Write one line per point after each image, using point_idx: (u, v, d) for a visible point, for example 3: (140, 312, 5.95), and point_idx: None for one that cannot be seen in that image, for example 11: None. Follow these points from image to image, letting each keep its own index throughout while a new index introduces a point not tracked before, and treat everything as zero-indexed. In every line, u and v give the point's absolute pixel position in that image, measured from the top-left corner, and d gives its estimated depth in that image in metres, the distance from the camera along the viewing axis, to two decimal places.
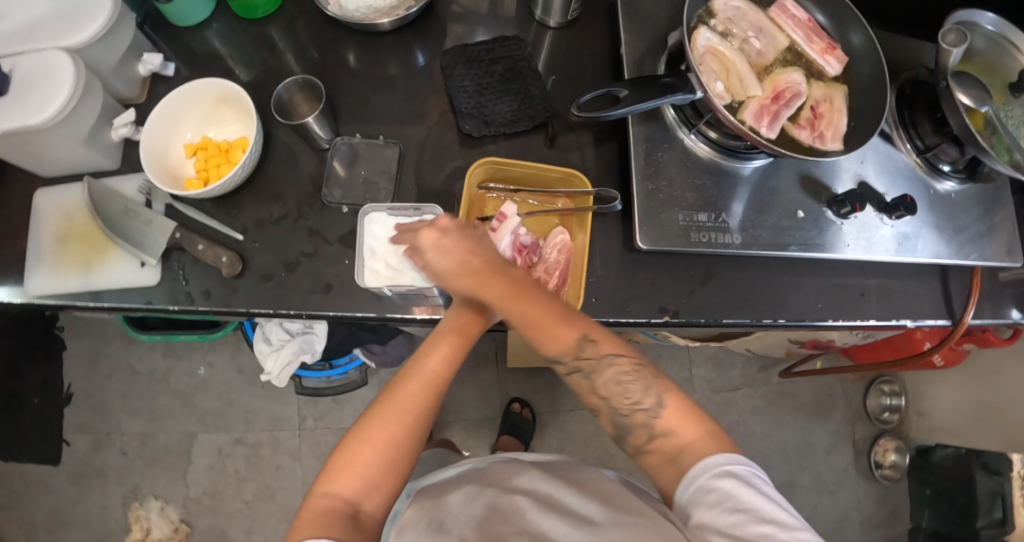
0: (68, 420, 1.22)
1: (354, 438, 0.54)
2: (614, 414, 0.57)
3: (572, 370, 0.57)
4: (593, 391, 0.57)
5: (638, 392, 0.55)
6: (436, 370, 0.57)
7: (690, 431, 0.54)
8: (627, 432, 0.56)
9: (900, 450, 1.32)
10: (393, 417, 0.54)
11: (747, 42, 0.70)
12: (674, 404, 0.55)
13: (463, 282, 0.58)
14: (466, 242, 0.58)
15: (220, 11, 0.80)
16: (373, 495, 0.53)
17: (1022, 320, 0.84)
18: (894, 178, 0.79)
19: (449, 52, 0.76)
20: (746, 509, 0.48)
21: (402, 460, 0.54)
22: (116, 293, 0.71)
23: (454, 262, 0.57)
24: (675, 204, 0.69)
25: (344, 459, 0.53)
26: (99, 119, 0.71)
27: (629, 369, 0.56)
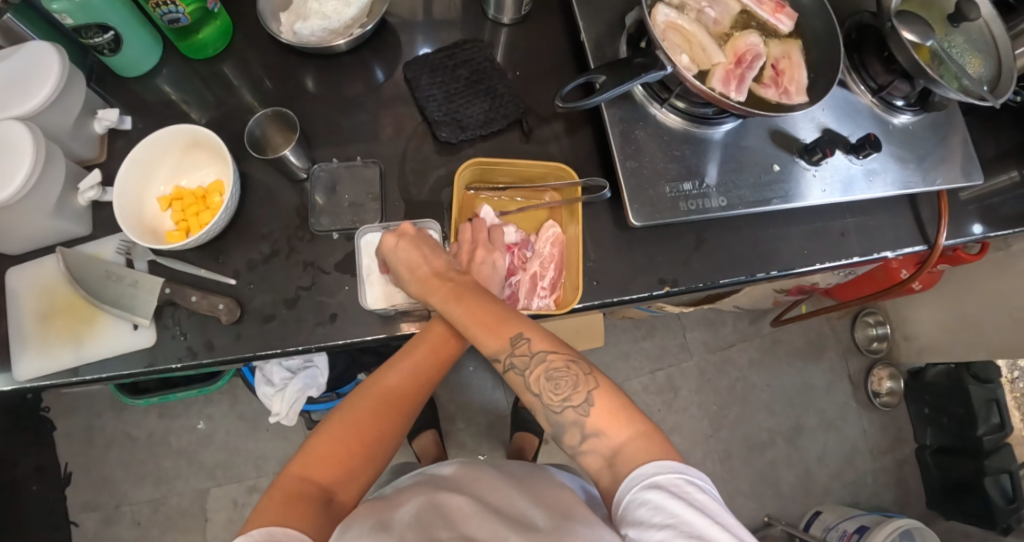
0: (72, 500, 1.17)
1: (331, 431, 0.58)
2: (548, 412, 0.57)
3: (507, 367, 0.59)
4: (526, 388, 0.58)
5: (566, 389, 0.56)
6: (420, 372, 0.62)
7: (617, 433, 0.54)
8: (561, 432, 0.57)
9: (894, 375, 1.39)
10: (369, 411, 0.59)
11: (702, 12, 0.72)
12: (602, 401, 0.55)
13: (423, 295, 0.62)
14: (420, 245, 0.63)
15: (168, 55, 0.77)
16: (344, 485, 0.57)
17: (984, 233, 0.89)
18: (855, 120, 0.82)
19: (412, 63, 0.75)
20: (673, 519, 0.47)
21: (376, 454, 0.59)
22: (114, 361, 0.69)
23: (410, 273, 0.63)
24: (660, 178, 0.71)
25: (317, 451, 0.57)
26: (65, 185, 0.68)
27: (560, 366, 0.57)
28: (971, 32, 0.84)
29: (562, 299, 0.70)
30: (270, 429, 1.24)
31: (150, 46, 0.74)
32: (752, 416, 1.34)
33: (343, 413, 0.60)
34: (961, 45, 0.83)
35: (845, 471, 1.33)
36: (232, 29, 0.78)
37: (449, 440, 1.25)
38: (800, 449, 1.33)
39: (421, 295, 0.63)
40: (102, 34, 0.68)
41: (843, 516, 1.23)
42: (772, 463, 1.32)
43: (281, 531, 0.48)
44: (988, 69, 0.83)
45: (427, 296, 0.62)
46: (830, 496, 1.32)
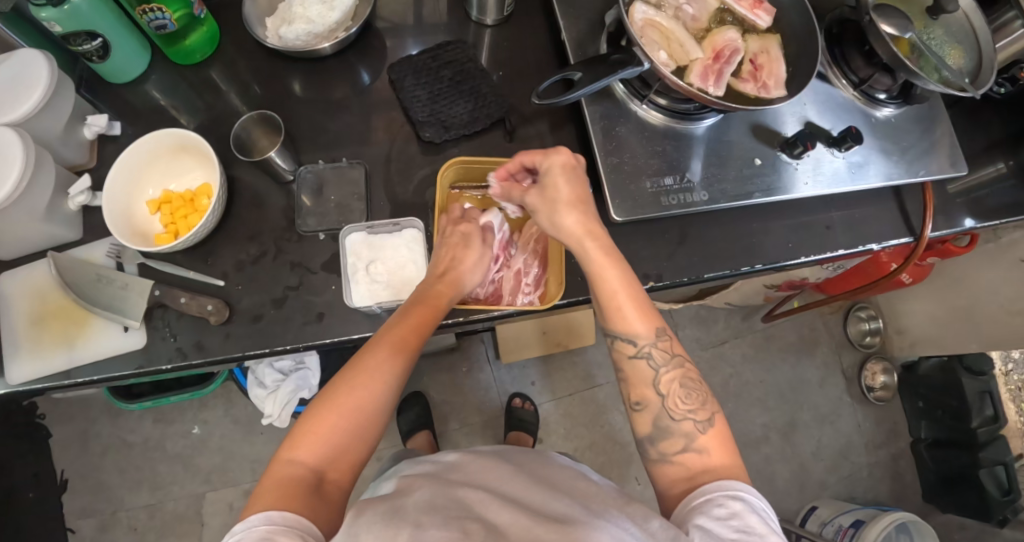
0: (68, 507, 1.18)
1: (319, 408, 0.55)
2: (662, 414, 0.59)
3: (641, 353, 0.61)
4: (652, 383, 0.60)
5: (692, 403, 0.59)
6: (400, 339, 0.60)
7: (718, 458, 0.57)
8: (662, 436, 0.58)
9: (887, 370, 1.39)
10: (356, 386, 0.56)
11: (680, 9, 0.74)
12: (717, 426, 0.59)
13: (580, 240, 0.62)
14: (579, 185, 0.65)
15: (156, 62, 0.79)
16: (336, 463, 0.54)
17: (974, 226, 0.90)
18: (837, 114, 0.83)
19: (396, 65, 0.76)
20: (750, 531, 0.49)
21: (366, 429, 0.56)
22: (105, 363, 0.69)
23: (580, 215, 0.63)
24: (640, 173, 0.72)
25: (307, 428, 0.54)
26: (55, 190, 0.69)
27: (692, 377, 0.61)
28: (950, 24, 0.85)
29: (545, 295, 0.71)
30: (264, 433, 1.25)
31: (139, 52, 0.76)
32: (746, 412, 1.34)
33: (331, 389, 0.57)
34: (940, 37, 0.84)
35: (840, 465, 1.34)
36: (218, 35, 0.79)
37: (444, 441, 1.25)
38: (794, 445, 1.33)
39: (576, 238, 0.63)
40: (90, 42, 0.69)
41: (839, 510, 1.23)
42: (767, 459, 1.32)
43: (281, 514, 0.47)
44: (969, 61, 0.84)
45: (585, 244, 0.62)
46: (826, 490, 1.32)
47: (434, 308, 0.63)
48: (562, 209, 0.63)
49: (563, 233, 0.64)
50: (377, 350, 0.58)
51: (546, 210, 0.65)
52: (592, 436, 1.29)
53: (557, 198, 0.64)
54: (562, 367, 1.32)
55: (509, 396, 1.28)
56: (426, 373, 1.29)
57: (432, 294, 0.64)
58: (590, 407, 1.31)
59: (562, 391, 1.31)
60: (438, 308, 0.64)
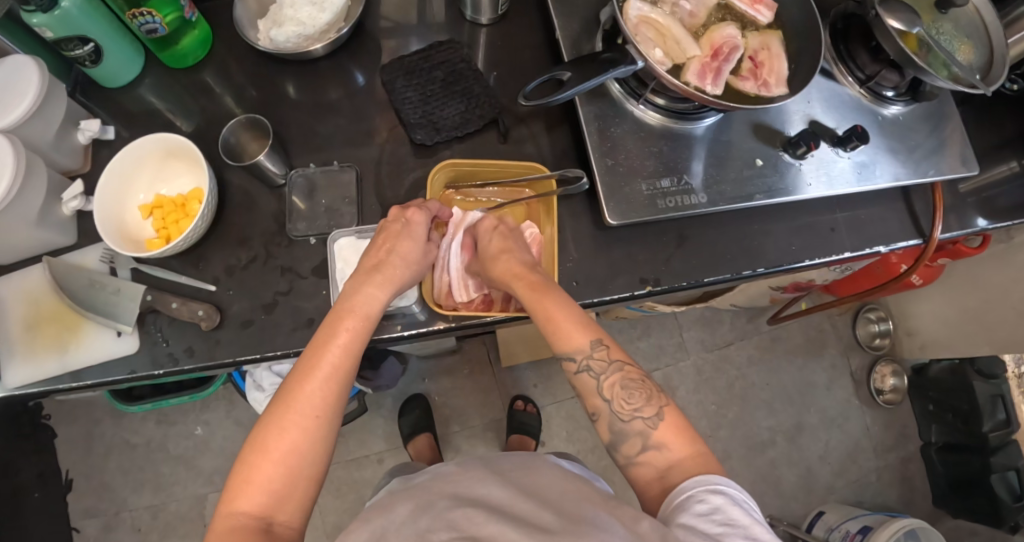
0: (73, 508, 1.19)
1: (252, 453, 0.51)
2: (613, 419, 0.59)
3: (583, 368, 0.60)
4: (597, 391, 0.60)
5: (638, 402, 0.58)
6: (330, 367, 0.55)
7: (679, 450, 0.56)
8: (621, 441, 0.58)
9: (897, 372, 1.36)
10: (289, 425, 0.52)
11: (677, 5, 0.72)
12: (670, 418, 0.58)
13: (508, 282, 0.65)
14: (503, 239, 0.68)
15: (149, 65, 0.78)
16: (285, 505, 0.51)
17: (987, 226, 0.87)
18: (842, 112, 0.81)
19: (388, 67, 0.75)
20: (734, 524, 0.48)
21: (307, 465, 0.52)
22: (99, 368, 0.69)
23: (506, 259, 0.65)
24: (636, 175, 0.70)
25: (242, 476, 0.51)
26: (48, 195, 0.69)
27: (634, 378, 0.60)
28: (960, 18, 0.82)
29: None
30: None
31: (132, 56, 0.75)
32: (751, 415, 1.32)
33: (259, 431, 0.53)
34: (950, 32, 0.82)
35: (848, 469, 1.31)
36: (211, 38, 0.78)
37: (445, 444, 1.24)
38: (800, 448, 1.31)
39: (506, 282, 0.65)
40: (82, 47, 0.69)
41: (846, 516, 1.21)
42: (773, 463, 1.30)
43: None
44: (979, 57, 0.81)
45: (512, 284, 0.64)
46: (833, 495, 1.29)
47: (369, 322, 0.59)
48: (490, 261, 0.66)
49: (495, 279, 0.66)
50: (307, 377, 0.54)
51: (483, 269, 0.68)
52: (594, 439, 1.28)
53: (488, 251, 0.67)
54: (564, 369, 1.31)
55: (511, 398, 1.27)
56: (427, 375, 1.28)
57: (361, 301, 0.59)
58: None
59: (564, 393, 1.30)
60: (369, 315, 0.59)
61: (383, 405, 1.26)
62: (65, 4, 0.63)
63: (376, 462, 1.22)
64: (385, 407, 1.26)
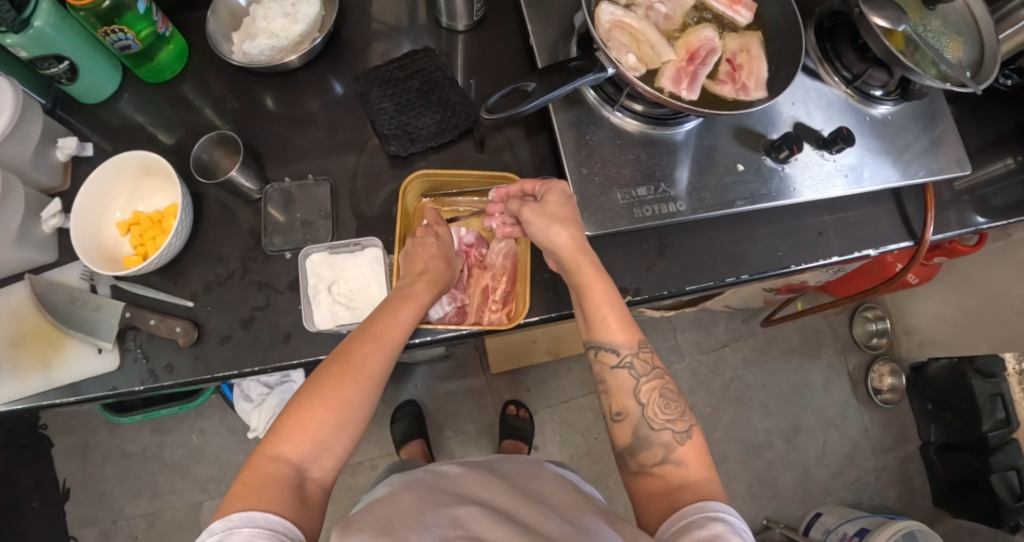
0: (71, 516, 1.20)
1: (305, 400, 0.52)
2: (642, 424, 0.59)
3: (624, 364, 0.61)
4: (632, 392, 0.60)
5: (671, 413, 0.59)
6: (387, 332, 0.58)
7: (697, 472, 0.56)
8: (642, 447, 0.58)
9: (895, 371, 1.34)
10: (343, 380, 0.54)
11: (652, 8, 0.71)
12: (695, 439, 0.58)
13: (568, 253, 0.63)
14: (569, 206, 0.65)
15: (128, 79, 0.78)
16: (321, 460, 0.52)
17: (985, 224, 0.85)
18: (830, 113, 0.79)
19: (363, 76, 0.73)
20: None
21: (353, 423, 0.54)
22: (80, 385, 0.70)
23: (570, 231, 0.63)
24: (612, 185, 0.69)
25: (289, 424, 0.52)
26: (26, 215, 0.69)
27: (672, 390, 0.60)
28: (949, 15, 0.81)
29: (513, 312, 0.69)
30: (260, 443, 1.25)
31: (109, 72, 0.76)
32: (747, 417, 1.31)
33: (313, 382, 0.54)
34: (938, 29, 0.80)
35: (846, 470, 1.30)
36: (187, 51, 0.78)
37: (438, 450, 1.24)
38: (798, 449, 1.30)
39: (568, 252, 0.63)
40: (58, 65, 0.69)
41: (844, 518, 1.20)
42: (769, 465, 1.29)
43: (263, 515, 0.46)
44: (970, 53, 0.80)
45: (578, 259, 0.63)
46: (831, 496, 1.28)
47: (418, 300, 0.62)
48: (552, 226, 0.63)
49: (552, 248, 0.64)
50: (364, 341, 0.56)
51: (540, 220, 0.64)
52: (588, 444, 1.27)
53: (556, 216, 0.64)
54: (557, 373, 1.30)
55: (504, 403, 1.27)
56: (419, 381, 1.28)
57: (411, 286, 0.63)
58: (587, 413, 1.29)
59: (557, 397, 1.29)
60: (421, 301, 0.62)
61: (375, 411, 1.27)
62: (38, 23, 0.64)
63: (370, 468, 1.22)
64: (379, 414, 1.26)
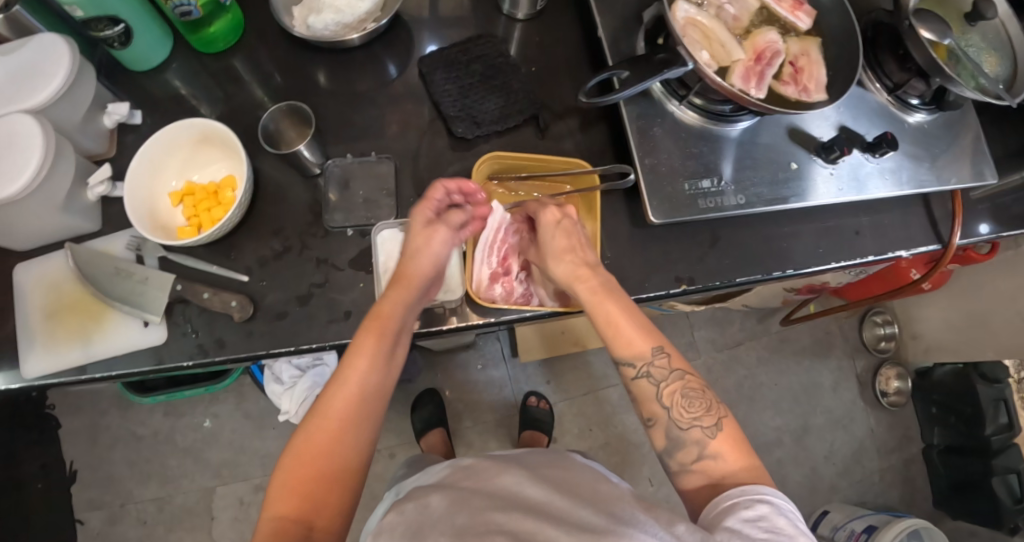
0: (77, 499, 1.16)
1: (290, 456, 0.53)
2: (671, 427, 0.58)
3: (641, 374, 0.60)
4: (655, 398, 0.59)
5: (697, 411, 0.58)
6: (358, 367, 0.56)
7: (734, 463, 0.55)
8: (677, 448, 0.58)
9: (901, 375, 1.38)
10: (321, 432, 0.54)
11: (721, 8, 0.72)
12: (729, 431, 0.57)
13: (570, 284, 0.63)
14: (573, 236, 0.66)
15: (178, 49, 0.77)
16: (321, 511, 0.52)
17: (987, 235, 0.89)
18: (871, 119, 0.82)
19: (427, 59, 0.74)
20: (780, 531, 0.47)
21: (342, 472, 0.54)
22: (122, 359, 0.68)
23: (569, 262, 0.64)
24: (677, 175, 0.70)
25: (281, 483, 0.52)
26: (73, 180, 0.67)
27: (695, 388, 0.59)
28: (987, 31, 0.84)
29: (581, 296, 0.69)
30: (276, 428, 1.23)
31: (161, 40, 0.74)
32: (760, 415, 1.34)
33: (298, 437, 0.54)
34: (977, 44, 0.83)
35: (852, 470, 1.33)
36: (243, 23, 0.77)
37: (457, 439, 1.24)
38: (806, 448, 1.33)
39: (567, 283, 0.63)
40: (112, 27, 0.67)
41: (851, 515, 1.23)
42: (780, 462, 1.31)
43: None
44: (1005, 69, 0.83)
45: (575, 287, 0.63)
46: (837, 495, 1.32)
47: (391, 323, 0.59)
48: (554, 259, 0.65)
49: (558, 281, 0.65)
50: (339, 389, 0.56)
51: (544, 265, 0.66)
52: (605, 437, 1.28)
53: (552, 250, 0.65)
54: (576, 366, 1.31)
55: (524, 394, 1.27)
56: (439, 370, 1.27)
57: (380, 308, 0.59)
58: (604, 407, 1.30)
59: (575, 390, 1.30)
60: (391, 318, 0.59)
61: (395, 399, 1.26)
62: None
63: (388, 456, 1.22)
64: (398, 402, 1.25)
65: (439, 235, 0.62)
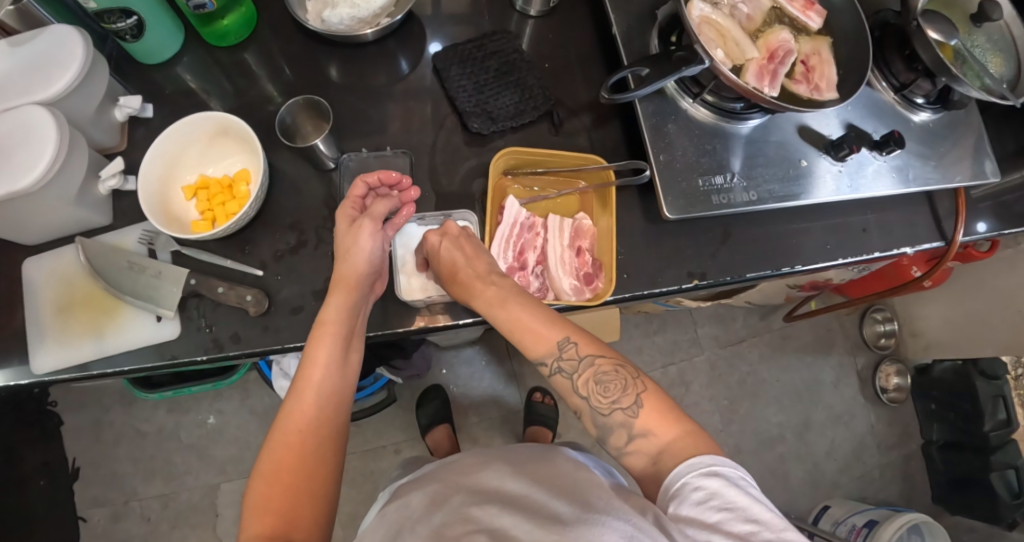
0: (80, 496, 1.16)
1: (260, 474, 0.53)
2: (594, 415, 0.57)
3: (554, 371, 0.59)
4: (573, 392, 0.58)
5: (614, 392, 0.57)
6: (314, 377, 0.57)
7: (667, 432, 0.54)
8: (607, 435, 0.57)
9: (901, 372, 1.40)
10: (287, 446, 0.54)
11: (735, 8, 0.73)
12: (651, 405, 0.56)
13: (471, 295, 0.63)
14: (465, 245, 0.65)
15: (190, 43, 0.76)
16: (297, 525, 0.51)
17: (988, 231, 0.90)
18: (879, 118, 0.83)
19: (442, 54, 0.74)
20: (732, 508, 0.46)
21: (314, 484, 0.54)
22: (135, 354, 0.67)
23: (462, 272, 0.64)
24: (692, 171, 0.71)
25: (254, 502, 0.52)
26: (86, 173, 0.67)
27: (609, 369, 0.57)
28: (992, 32, 0.85)
29: (596, 291, 0.69)
30: None
31: (172, 33, 0.73)
32: (762, 411, 1.35)
33: (265, 455, 0.55)
34: (983, 45, 0.84)
35: (852, 466, 1.35)
36: (255, 17, 0.77)
37: (462, 434, 1.24)
38: (808, 444, 1.34)
39: (465, 296, 0.64)
40: (124, 20, 0.66)
41: (852, 510, 1.25)
42: (781, 458, 1.33)
43: None
44: (1009, 70, 0.84)
45: (472, 299, 0.63)
46: (837, 490, 1.33)
47: (343, 331, 0.60)
48: (448, 273, 0.64)
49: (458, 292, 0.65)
50: (298, 401, 0.56)
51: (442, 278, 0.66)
52: None
53: (446, 262, 0.65)
54: None
55: (528, 390, 1.28)
56: (445, 365, 1.27)
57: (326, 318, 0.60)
58: None
59: None
60: (341, 325, 0.60)
61: (400, 396, 1.26)
62: None
63: (393, 451, 1.22)
64: (403, 398, 1.26)
65: (365, 230, 0.62)
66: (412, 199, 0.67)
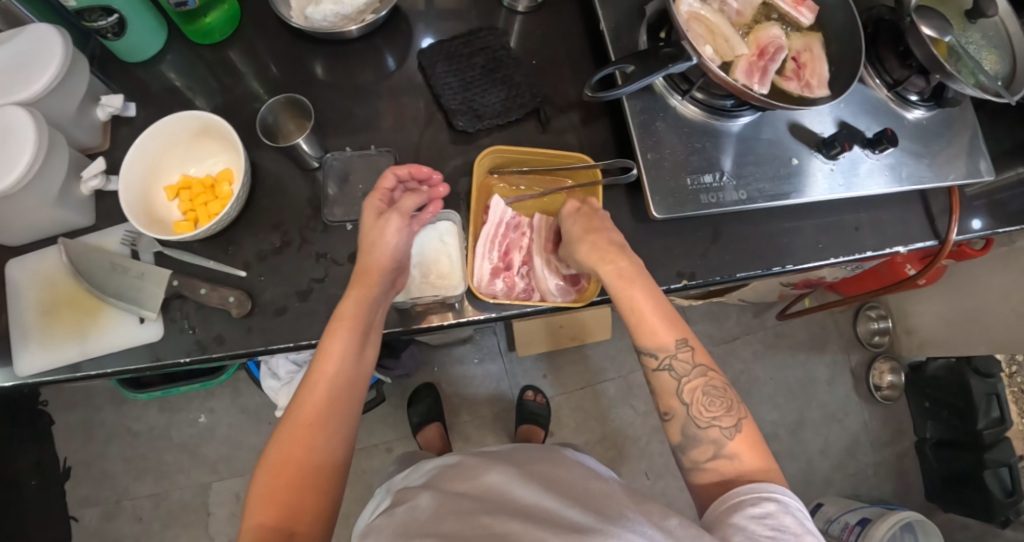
0: (71, 496, 1.15)
1: (266, 465, 0.53)
2: (689, 423, 0.58)
3: (664, 366, 0.59)
4: (676, 393, 0.59)
5: (717, 410, 0.57)
6: (327, 370, 0.56)
7: (752, 463, 0.55)
8: (692, 444, 0.57)
9: (894, 369, 1.40)
10: (295, 439, 0.54)
11: (725, 3, 0.72)
12: (747, 432, 0.57)
13: (595, 266, 0.63)
14: (594, 222, 0.66)
15: (173, 40, 0.75)
16: (302, 517, 0.52)
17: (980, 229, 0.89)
18: (872, 116, 0.82)
19: (427, 51, 0.73)
20: (785, 530, 0.47)
21: (319, 478, 0.54)
22: (118, 356, 0.67)
23: (590, 244, 0.64)
24: (681, 169, 0.70)
25: (260, 493, 0.52)
26: (67, 173, 0.66)
27: (717, 386, 0.58)
28: (987, 29, 0.84)
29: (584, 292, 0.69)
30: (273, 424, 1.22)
31: (155, 30, 0.72)
32: (755, 409, 1.35)
33: (273, 446, 0.54)
34: (978, 41, 0.83)
35: (846, 463, 1.35)
36: (239, 13, 0.76)
37: (454, 433, 1.24)
38: (801, 442, 1.34)
39: (590, 264, 0.63)
40: (105, 18, 0.65)
41: (845, 508, 1.24)
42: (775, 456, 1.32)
43: None
44: (1005, 67, 0.83)
45: (600, 269, 0.62)
46: (831, 488, 1.33)
47: (359, 323, 0.58)
48: (575, 241, 0.65)
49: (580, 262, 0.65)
50: (309, 393, 0.56)
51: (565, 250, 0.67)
52: (602, 430, 1.28)
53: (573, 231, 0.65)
54: (574, 360, 1.32)
55: (520, 389, 1.27)
56: (437, 364, 1.27)
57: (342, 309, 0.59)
58: (602, 401, 1.30)
59: (573, 384, 1.30)
60: (358, 317, 0.58)
61: (393, 394, 1.26)
62: None
63: (385, 450, 1.22)
64: (395, 397, 1.25)
65: (392, 224, 0.61)
66: (440, 195, 0.66)
